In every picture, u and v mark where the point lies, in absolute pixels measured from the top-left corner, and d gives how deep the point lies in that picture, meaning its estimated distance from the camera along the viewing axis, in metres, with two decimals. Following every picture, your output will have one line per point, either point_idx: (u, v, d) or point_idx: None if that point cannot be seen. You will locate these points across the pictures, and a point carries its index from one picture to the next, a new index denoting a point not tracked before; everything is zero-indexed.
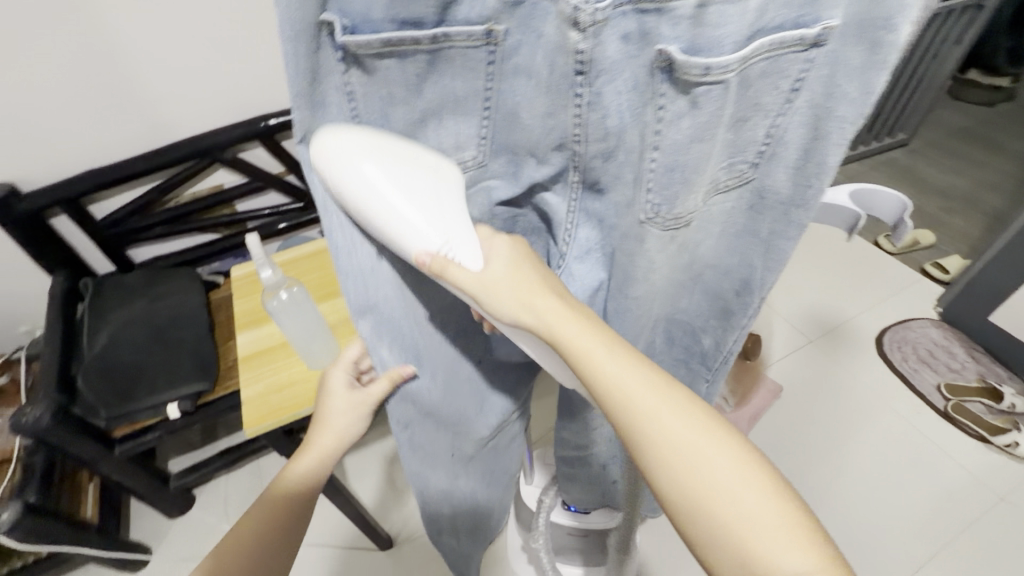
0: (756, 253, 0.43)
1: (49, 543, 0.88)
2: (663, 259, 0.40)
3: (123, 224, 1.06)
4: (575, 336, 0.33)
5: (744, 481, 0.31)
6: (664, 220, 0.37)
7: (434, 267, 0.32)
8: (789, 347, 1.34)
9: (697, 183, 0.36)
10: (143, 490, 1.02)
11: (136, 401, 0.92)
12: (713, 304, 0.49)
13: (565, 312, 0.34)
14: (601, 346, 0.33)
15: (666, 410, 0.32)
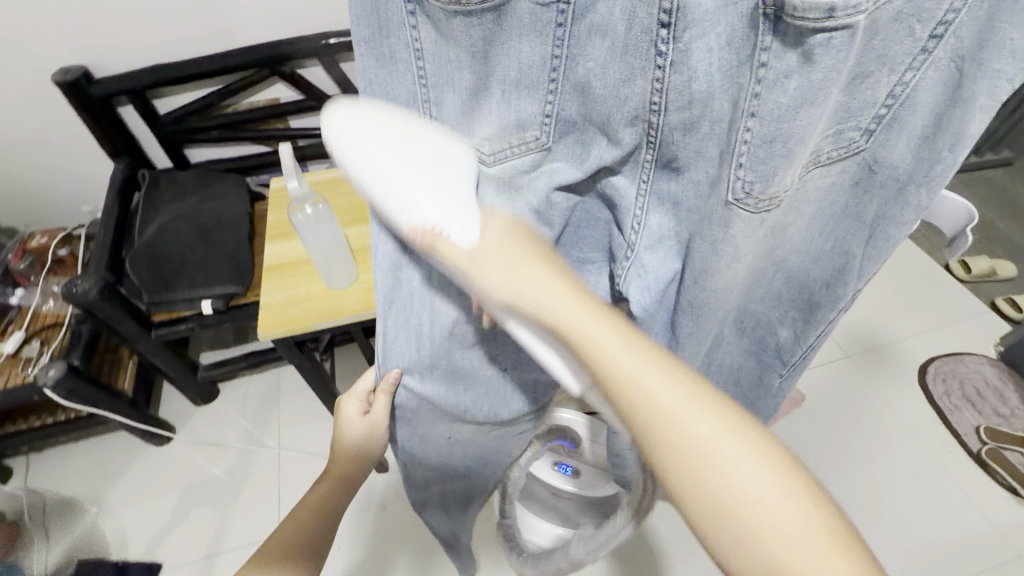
0: (856, 238, 0.41)
1: (89, 404, 0.97)
2: (751, 245, 0.38)
3: (183, 123, 1.10)
4: (585, 330, 0.33)
5: (760, 473, 0.29)
6: (756, 202, 0.34)
7: (424, 240, 0.36)
8: (823, 357, 1.27)
9: (799, 158, 0.33)
10: (174, 374, 1.10)
11: (175, 291, 0.99)
12: (797, 296, 0.48)
13: (574, 308, 0.34)
14: (613, 338, 0.32)
15: (684, 403, 0.30)
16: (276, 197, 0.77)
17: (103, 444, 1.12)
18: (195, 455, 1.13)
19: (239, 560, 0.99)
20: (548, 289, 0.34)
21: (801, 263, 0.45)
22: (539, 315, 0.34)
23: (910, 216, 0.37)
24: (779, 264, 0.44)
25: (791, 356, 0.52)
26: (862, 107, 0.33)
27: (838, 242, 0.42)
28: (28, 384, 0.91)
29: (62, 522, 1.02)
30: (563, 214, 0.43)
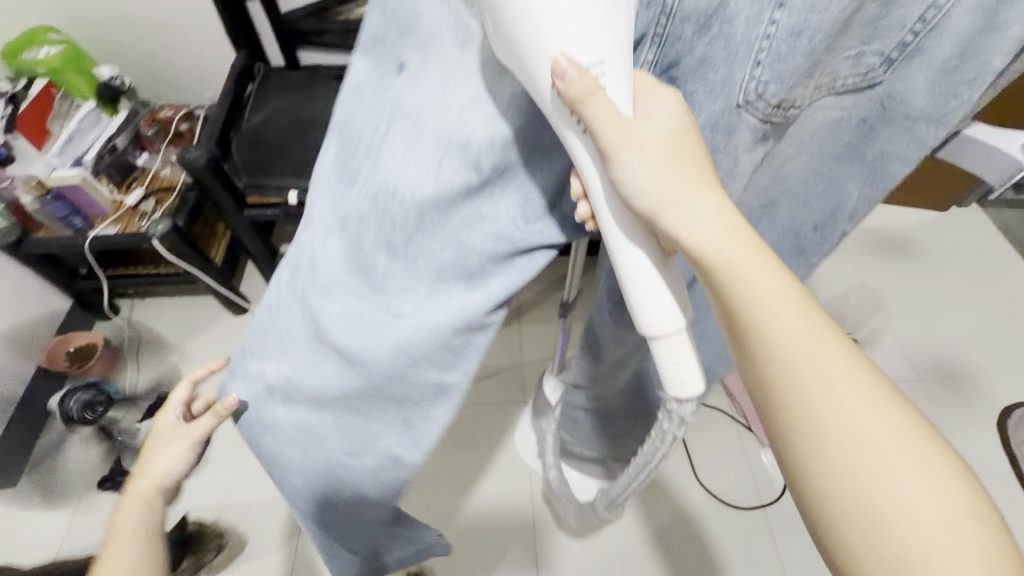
0: (853, 178, 0.43)
1: (185, 261, 1.10)
2: (751, 157, 0.39)
3: (298, 24, 1.17)
4: (737, 263, 0.31)
5: (917, 461, 0.28)
6: (760, 107, 0.34)
7: (568, 95, 0.28)
8: (891, 375, 1.18)
9: (811, 67, 0.33)
10: (257, 254, 1.22)
11: (269, 178, 1.08)
12: (786, 241, 0.51)
13: (732, 235, 0.31)
14: (765, 277, 0.31)
15: (829, 356, 0.30)
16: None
17: (191, 303, 1.27)
18: None
19: None
20: (714, 224, 0.31)
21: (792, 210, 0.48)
22: (701, 248, 0.31)
23: (912, 151, 0.39)
24: (764, 205, 0.48)
25: None
26: (892, 28, 0.33)
27: (828, 181, 0.44)
28: (141, 232, 1.05)
29: (153, 359, 1.19)
30: None
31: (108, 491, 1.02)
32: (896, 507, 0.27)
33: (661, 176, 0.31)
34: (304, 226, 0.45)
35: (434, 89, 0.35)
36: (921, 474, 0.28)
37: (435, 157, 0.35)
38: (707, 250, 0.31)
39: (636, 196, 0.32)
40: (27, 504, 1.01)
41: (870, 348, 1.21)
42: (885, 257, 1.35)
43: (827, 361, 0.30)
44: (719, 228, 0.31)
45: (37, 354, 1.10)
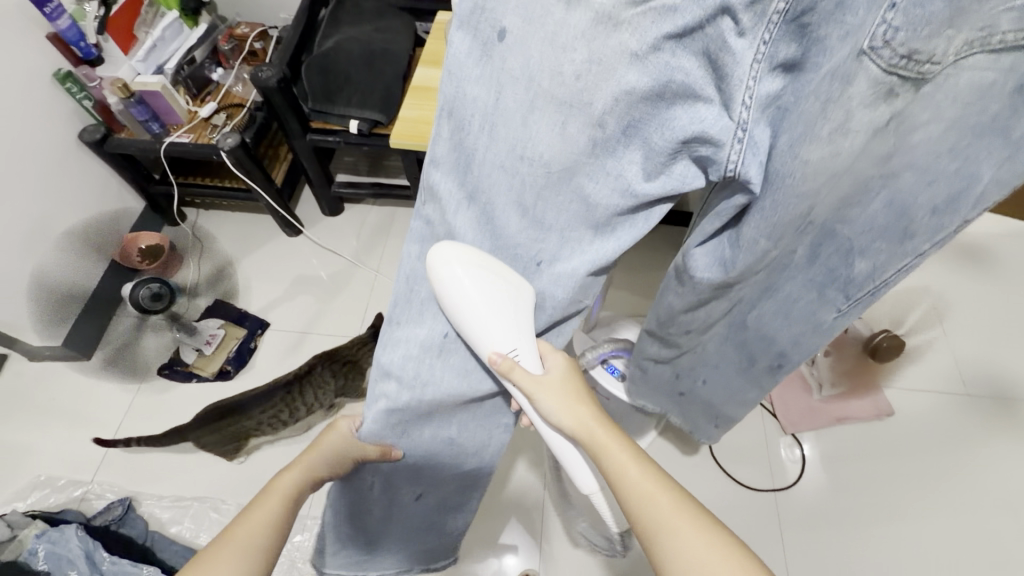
0: (991, 153, 0.37)
1: (248, 178, 1.15)
2: (869, 116, 0.36)
3: None
4: (598, 436, 0.54)
5: (693, 528, 0.47)
6: (892, 55, 0.32)
7: (503, 366, 0.54)
8: (937, 385, 1.13)
9: (959, 13, 0.31)
10: (315, 179, 1.26)
11: (333, 105, 1.11)
12: (896, 221, 0.44)
13: (597, 422, 0.55)
14: (614, 445, 0.53)
15: (657, 496, 0.49)
16: (442, 27, 0.79)
17: (251, 219, 1.34)
18: (314, 254, 1.31)
19: (324, 345, 1.18)
20: (583, 420, 0.55)
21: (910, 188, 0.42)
22: (582, 433, 0.55)
23: None
24: (884, 174, 0.42)
25: (861, 290, 0.50)
26: None
27: (965, 159, 0.38)
28: (211, 144, 1.10)
29: (212, 266, 1.27)
30: (655, 79, 0.39)
31: (166, 378, 1.12)
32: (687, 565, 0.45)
33: (556, 399, 0.55)
34: (424, 201, 0.53)
35: (552, 37, 0.40)
36: (699, 541, 0.46)
37: (557, 116, 0.43)
38: (579, 430, 0.55)
39: (547, 403, 0.55)
40: (97, 378, 1.13)
41: (917, 353, 1.16)
42: (956, 264, 1.27)
43: (641, 479, 0.50)
44: (585, 416, 0.55)
45: (113, 247, 1.20)
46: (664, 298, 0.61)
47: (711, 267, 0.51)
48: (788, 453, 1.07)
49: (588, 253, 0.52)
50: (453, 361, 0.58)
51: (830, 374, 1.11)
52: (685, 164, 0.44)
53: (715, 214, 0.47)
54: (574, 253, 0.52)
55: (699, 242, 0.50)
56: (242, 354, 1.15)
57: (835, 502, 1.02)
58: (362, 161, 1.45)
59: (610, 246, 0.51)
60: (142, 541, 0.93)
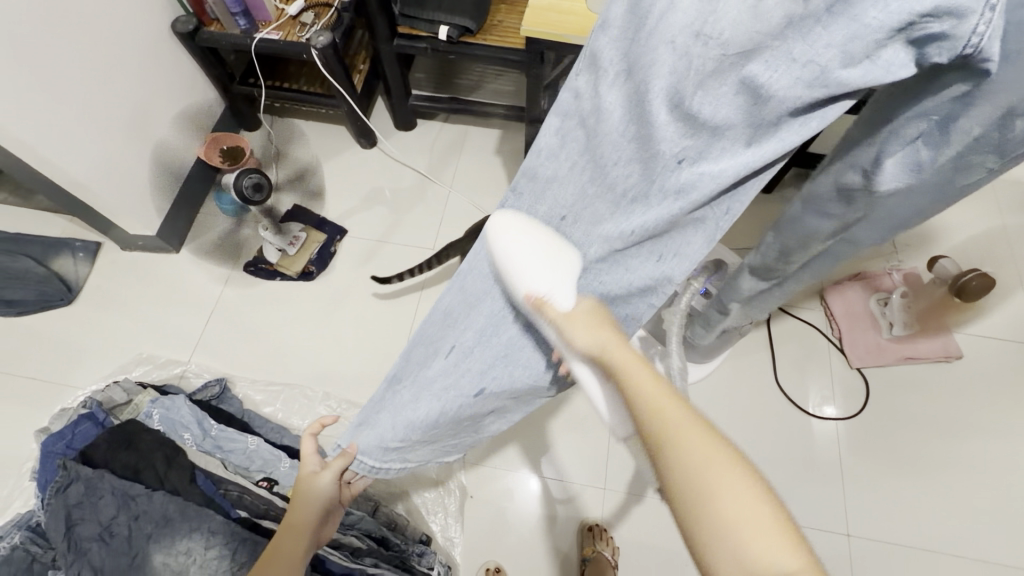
0: None
1: (334, 80, 1.15)
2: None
3: None
4: (620, 357, 0.47)
5: (701, 447, 0.39)
6: None
7: (535, 301, 0.52)
8: (1006, 334, 1.13)
9: None
10: (394, 90, 1.25)
11: (424, 9, 1.08)
12: None
13: (621, 345, 0.48)
14: (631, 369, 0.45)
15: (674, 413, 0.41)
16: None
17: (326, 128, 1.35)
18: (386, 165, 1.32)
19: (398, 254, 1.21)
20: (600, 340, 0.48)
21: None
22: (600, 353, 0.48)
23: None
24: None
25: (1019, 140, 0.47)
26: None
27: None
28: (302, 42, 1.09)
29: (295, 171, 1.29)
30: None
31: (250, 274, 1.17)
32: (696, 483, 0.38)
33: (576, 318, 0.50)
34: (579, 72, 0.51)
35: None
36: (712, 471, 0.38)
37: None
38: (601, 350, 0.48)
39: (571, 337, 0.50)
40: (186, 270, 1.18)
41: (992, 301, 1.15)
42: None
43: (660, 395, 0.43)
44: (604, 336, 0.48)
45: (199, 143, 1.22)
46: (806, 223, 0.58)
47: (900, 174, 0.49)
48: (849, 386, 1.10)
49: (744, 154, 0.45)
50: (578, 253, 0.54)
51: (905, 316, 1.10)
52: (900, 48, 0.36)
53: (922, 111, 0.43)
54: (721, 156, 0.46)
55: (891, 150, 0.47)
56: (324, 258, 1.19)
57: (891, 435, 1.06)
58: (434, 76, 1.42)
59: (769, 148, 0.45)
60: (240, 416, 1.00)
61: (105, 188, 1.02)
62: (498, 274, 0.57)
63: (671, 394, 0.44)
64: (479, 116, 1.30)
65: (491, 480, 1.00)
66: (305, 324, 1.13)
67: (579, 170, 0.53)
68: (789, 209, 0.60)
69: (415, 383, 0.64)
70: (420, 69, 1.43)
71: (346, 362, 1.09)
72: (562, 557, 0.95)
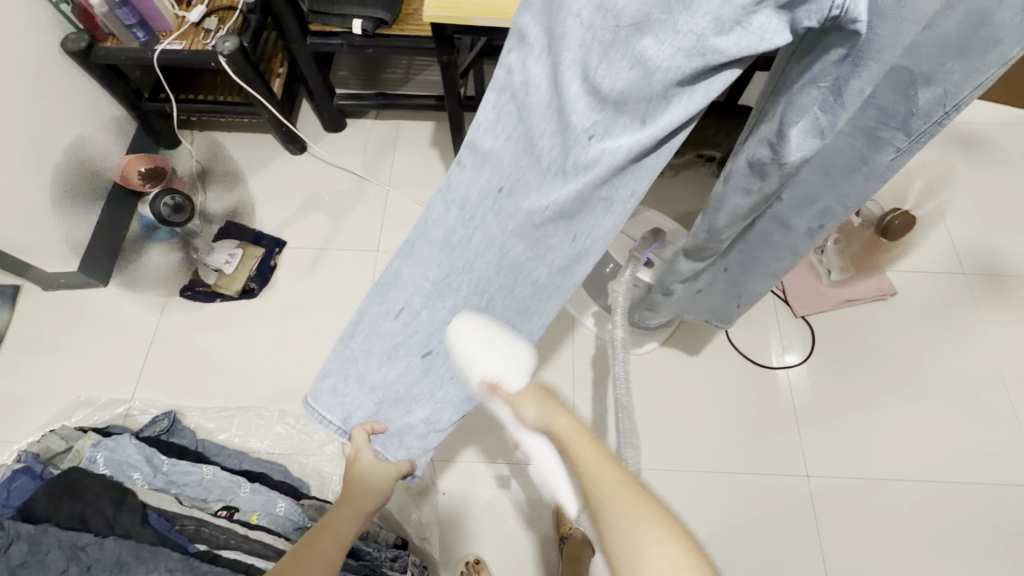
0: None
1: (250, 87, 1.10)
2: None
3: None
4: (567, 430, 0.58)
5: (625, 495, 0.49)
6: None
7: (490, 385, 0.63)
8: (934, 266, 1.19)
9: None
10: (316, 91, 1.21)
11: (334, 4, 1.04)
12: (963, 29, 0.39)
13: (568, 420, 0.59)
14: (577, 442, 0.57)
15: (603, 474, 0.52)
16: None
17: (252, 138, 1.29)
18: (320, 170, 1.28)
19: (343, 259, 1.18)
20: (546, 414, 0.61)
21: None
22: (551, 426, 0.60)
23: None
24: None
25: (926, 121, 0.46)
26: None
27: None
28: (208, 50, 1.04)
29: (225, 186, 1.24)
30: None
31: (188, 299, 1.12)
32: (626, 530, 0.46)
33: (533, 403, 0.62)
34: (510, 47, 0.49)
35: None
36: (638, 520, 0.47)
37: None
38: (551, 425, 0.59)
39: (520, 410, 0.62)
40: (117, 302, 1.12)
41: (917, 238, 1.22)
42: (953, 150, 1.31)
43: (594, 465, 0.53)
44: (556, 417, 0.60)
45: (115, 168, 1.15)
46: (727, 199, 0.57)
47: (806, 142, 0.46)
48: (796, 335, 1.15)
49: (642, 131, 0.44)
50: (509, 223, 0.54)
51: (841, 261, 1.15)
52: (771, 14, 0.36)
53: (812, 78, 0.42)
54: (621, 131, 0.45)
55: (794, 122, 0.45)
56: (264, 272, 1.15)
57: (838, 376, 1.11)
58: (359, 72, 1.38)
59: (660, 125, 0.43)
60: (195, 447, 0.96)
61: (11, 225, 0.96)
62: (445, 243, 0.57)
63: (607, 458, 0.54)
64: (409, 111, 1.26)
65: (462, 471, 1.01)
66: (254, 344, 1.09)
67: (506, 148, 0.52)
68: (714, 188, 0.59)
69: (368, 338, 0.63)
70: (343, 67, 1.38)
71: (301, 376, 1.07)
72: (542, 536, 0.97)
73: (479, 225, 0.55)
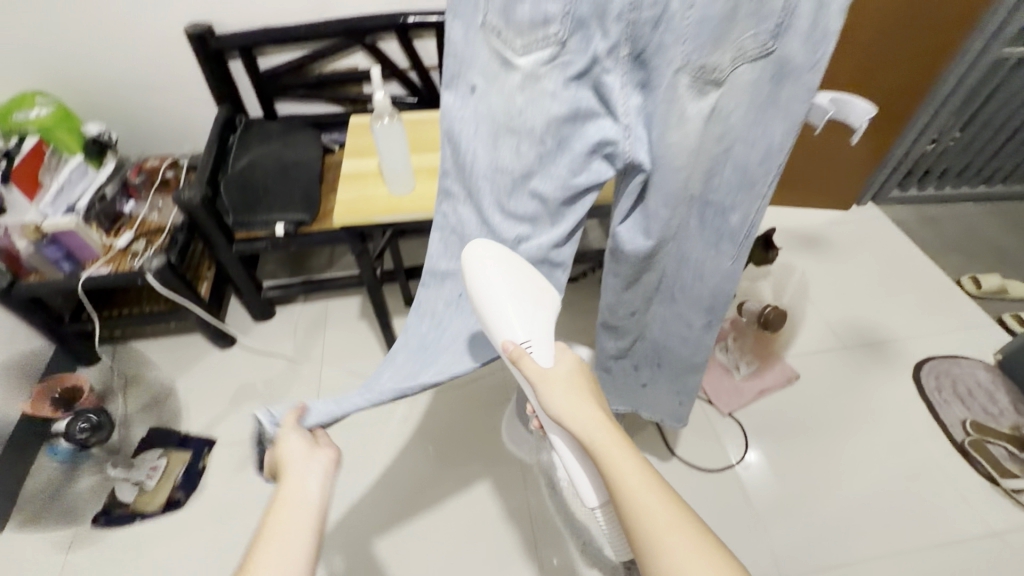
0: (778, 121, 0.49)
1: (177, 295, 1.16)
2: (698, 107, 0.48)
3: (278, 78, 1.29)
4: (599, 443, 0.51)
5: (670, 525, 0.47)
6: (694, 69, 0.45)
7: (512, 353, 0.55)
8: (821, 346, 1.36)
9: (723, 40, 0.44)
10: (243, 288, 1.28)
11: (256, 214, 1.16)
12: (739, 179, 0.55)
13: (599, 419, 0.53)
14: (619, 458, 0.50)
15: (641, 496, 0.48)
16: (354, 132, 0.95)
17: (178, 342, 1.31)
18: (250, 360, 1.30)
19: None
20: (578, 418, 0.53)
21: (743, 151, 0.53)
22: (580, 435, 0.52)
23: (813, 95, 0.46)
24: (724, 149, 0.53)
25: (741, 236, 0.59)
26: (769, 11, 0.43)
27: (760, 125, 0.50)
28: (134, 270, 1.11)
29: (148, 395, 1.22)
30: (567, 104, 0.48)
31: (100, 528, 1.02)
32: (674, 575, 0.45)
33: (565, 392, 0.54)
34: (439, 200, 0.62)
35: (502, 88, 0.49)
36: (695, 558, 0.45)
37: (512, 141, 0.52)
38: (591, 443, 0.52)
39: (550, 401, 0.54)
40: (12, 551, 0.99)
41: (799, 324, 1.40)
42: (801, 249, 1.58)
43: (647, 493, 0.48)
44: (602, 431, 0.52)
45: (24, 397, 1.11)
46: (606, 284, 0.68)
47: (635, 236, 0.60)
48: (729, 433, 1.21)
49: (553, 233, 0.59)
50: (470, 320, 0.63)
51: (744, 356, 1.30)
52: (600, 161, 0.53)
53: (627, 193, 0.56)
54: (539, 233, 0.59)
55: (618, 220, 0.60)
56: (191, 479, 1.08)
57: (778, 464, 1.17)
58: (285, 263, 1.49)
59: (564, 227, 0.58)
60: None
61: None
62: (424, 345, 0.63)
63: (649, 473, 0.50)
64: (335, 291, 1.36)
65: None
66: (178, 565, 0.98)
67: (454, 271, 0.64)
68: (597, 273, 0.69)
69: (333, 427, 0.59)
70: (269, 261, 1.49)
71: None
72: None
73: (447, 327, 0.64)
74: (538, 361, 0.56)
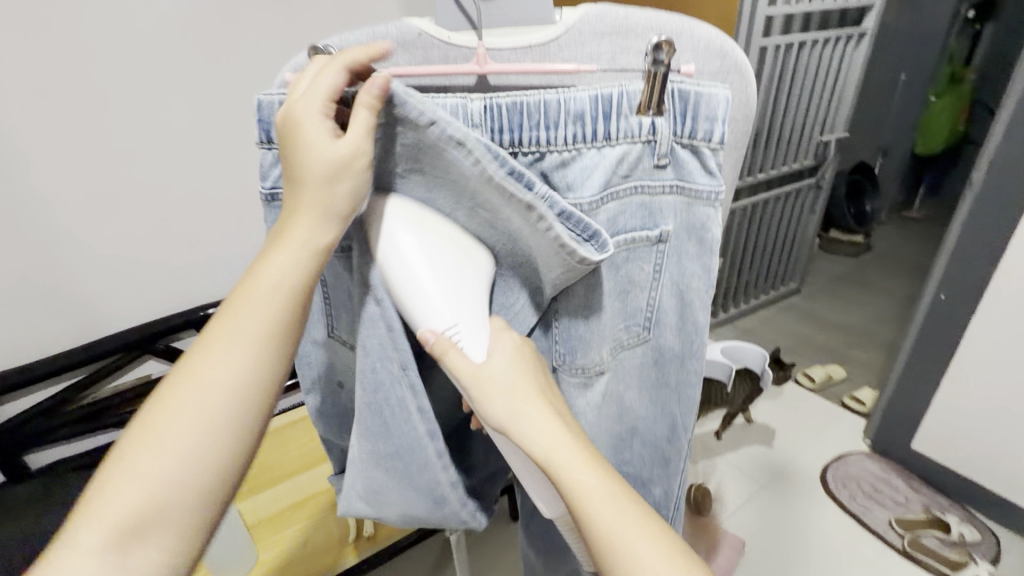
0: (672, 402, 0.45)
1: None
2: (586, 402, 0.43)
3: (29, 426, 0.84)
4: (577, 477, 0.35)
5: (651, 538, 0.35)
6: (571, 369, 0.41)
7: (436, 347, 0.34)
8: (743, 496, 1.32)
9: (598, 340, 0.41)
10: None
11: None
12: (653, 454, 0.49)
13: (563, 439, 0.36)
14: (599, 488, 0.35)
15: (618, 527, 0.35)
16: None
17: None
18: None
19: None
20: (553, 442, 0.35)
21: (648, 421, 0.47)
22: (549, 463, 0.35)
23: (698, 376, 0.43)
24: (628, 428, 0.47)
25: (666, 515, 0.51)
26: (635, 310, 0.41)
27: (660, 403, 0.46)
28: None
29: None
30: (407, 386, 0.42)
31: None
32: None
33: (516, 379, 0.36)
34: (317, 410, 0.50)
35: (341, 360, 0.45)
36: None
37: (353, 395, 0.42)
38: (551, 456, 0.35)
39: (486, 399, 0.35)
40: None
41: (714, 480, 1.36)
42: None
43: (617, 519, 0.35)
44: (564, 435, 0.36)
45: None
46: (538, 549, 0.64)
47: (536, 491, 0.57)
48: None
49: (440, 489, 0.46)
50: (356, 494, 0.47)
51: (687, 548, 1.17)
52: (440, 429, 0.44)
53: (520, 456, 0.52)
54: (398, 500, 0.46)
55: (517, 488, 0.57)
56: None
57: None
58: None
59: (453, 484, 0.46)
60: None
61: None
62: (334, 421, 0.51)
63: (612, 477, 0.36)
64: None
65: None
66: None
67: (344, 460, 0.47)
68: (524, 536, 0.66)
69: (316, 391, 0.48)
70: None
71: None
72: None
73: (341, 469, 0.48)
74: (471, 355, 0.35)
